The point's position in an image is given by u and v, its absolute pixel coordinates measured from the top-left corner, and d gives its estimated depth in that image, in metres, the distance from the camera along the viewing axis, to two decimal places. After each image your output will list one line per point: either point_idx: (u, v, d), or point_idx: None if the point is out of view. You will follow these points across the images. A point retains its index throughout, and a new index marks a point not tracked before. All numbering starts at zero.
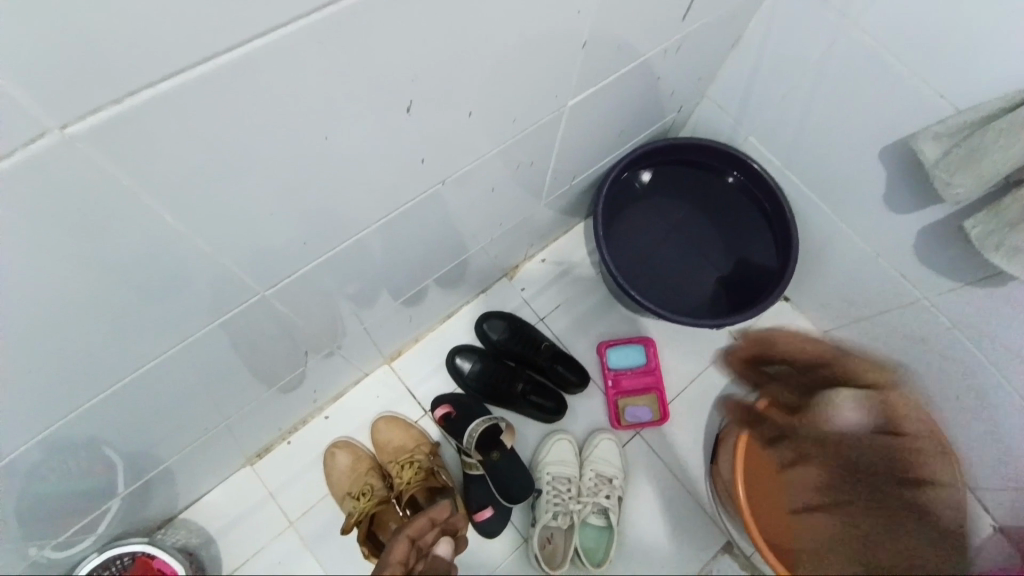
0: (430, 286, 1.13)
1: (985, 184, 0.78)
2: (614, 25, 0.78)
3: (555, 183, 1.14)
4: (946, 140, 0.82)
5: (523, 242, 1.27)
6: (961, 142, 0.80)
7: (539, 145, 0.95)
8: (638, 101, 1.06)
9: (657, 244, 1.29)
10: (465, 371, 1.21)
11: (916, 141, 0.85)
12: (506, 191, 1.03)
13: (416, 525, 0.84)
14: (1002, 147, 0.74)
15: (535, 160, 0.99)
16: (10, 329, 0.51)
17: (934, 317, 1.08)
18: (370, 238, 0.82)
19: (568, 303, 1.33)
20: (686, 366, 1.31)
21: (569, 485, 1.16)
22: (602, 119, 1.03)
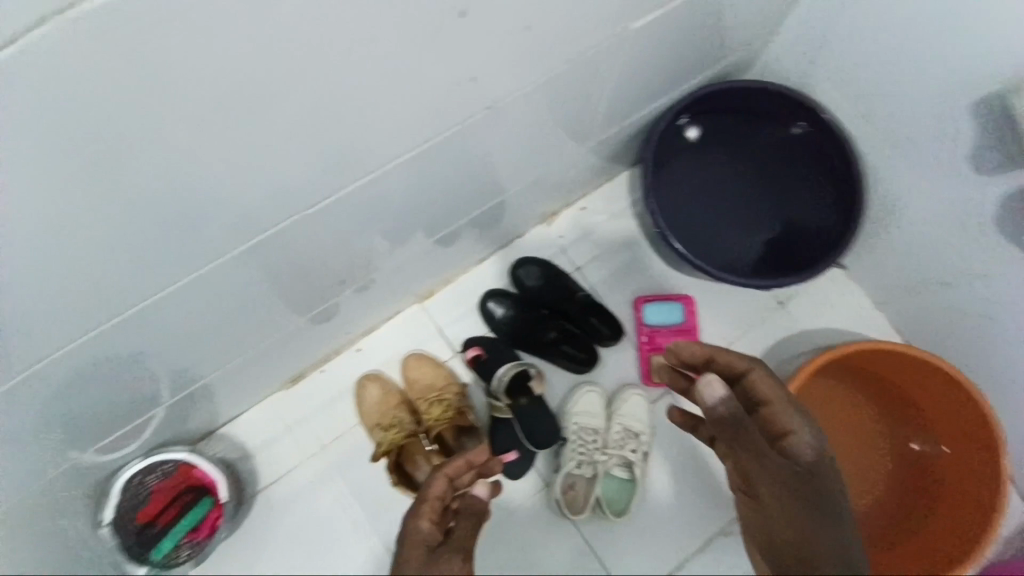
0: (466, 225, 1.10)
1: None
2: None
3: (604, 123, 1.07)
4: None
5: (564, 188, 1.22)
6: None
7: (591, 76, 0.89)
8: (703, 33, 0.96)
9: (707, 198, 1.21)
10: (498, 316, 1.19)
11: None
12: (553, 128, 0.98)
13: (455, 467, 0.80)
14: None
15: (585, 93, 0.93)
16: (50, 225, 0.50)
17: None
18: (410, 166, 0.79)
19: (607, 254, 1.28)
20: (725, 328, 1.26)
21: (596, 436, 1.16)
22: (662, 52, 0.95)
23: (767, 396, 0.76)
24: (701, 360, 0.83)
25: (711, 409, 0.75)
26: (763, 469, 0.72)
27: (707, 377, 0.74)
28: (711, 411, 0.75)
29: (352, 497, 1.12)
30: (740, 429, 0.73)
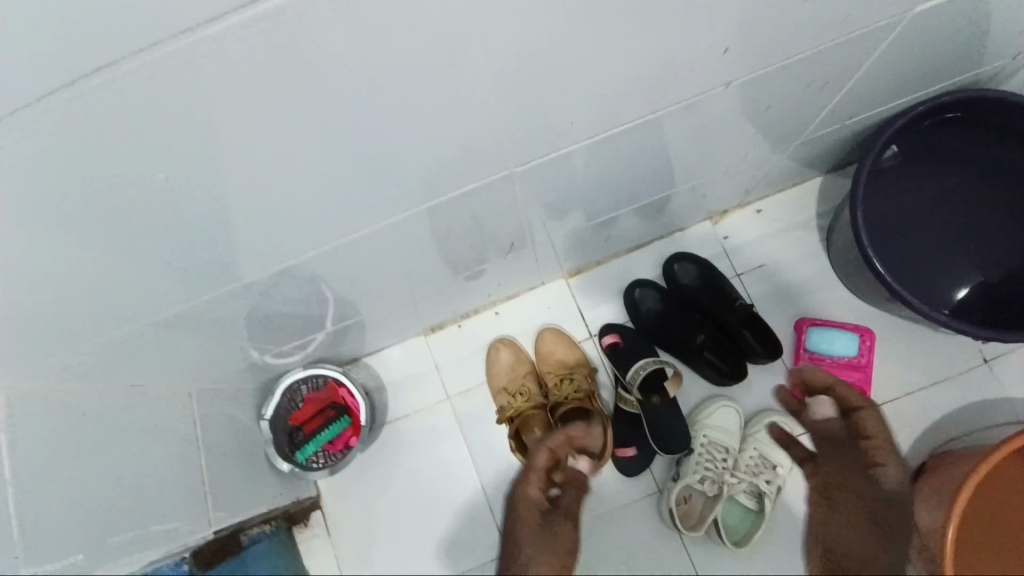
0: (633, 209, 1.04)
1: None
2: None
3: (816, 121, 0.94)
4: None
5: (744, 186, 1.11)
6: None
7: (823, 62, 0.78)
8: (978, 25, 0.80)
9: (913, 225, 1.03)
10: (643, 307, 1.14)
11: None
12: (759, 117, 0.88)
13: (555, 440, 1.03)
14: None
15: (808, 82, 0.82)
16: (294, 140, 0.53)
17: None
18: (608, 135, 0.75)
19: (775, 265, 1.16)
20: (904, 375, 1.08)
21: (726, 455, 1.07)
22: (917, 43, 0.80)
23: (870, 430, 1.03)
24: (820, 386, 1.06)
25: (819, 420, 1.08)
26: (848, 467, 1.04)
27: (819, 400, 1.07)
28: (814, 423, 1.08)
29: (467, 452, 1.15)
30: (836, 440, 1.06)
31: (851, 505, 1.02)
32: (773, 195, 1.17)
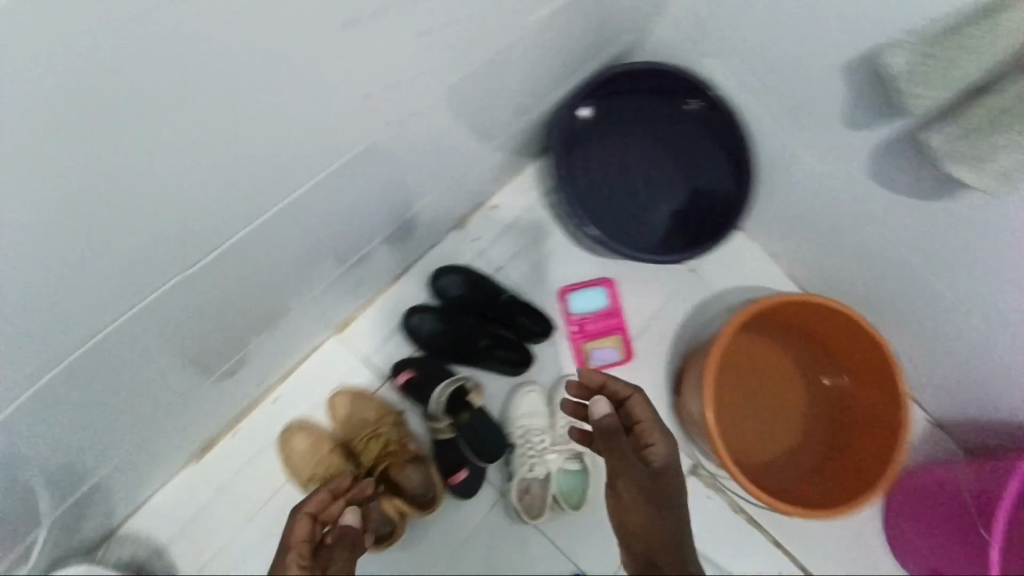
0: (372, 251, 1.03)
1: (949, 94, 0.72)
2: None
3: (499, 126, 1.03)
4: (914, 45, 0.75)
5: (471, 192, 1.17)
6: (927, 49, 0.72)
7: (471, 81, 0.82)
8: (579, 23, 0.93)
9: (620, 176, 1.23)
10: (424, 332, 1.15)
11: (887, 49, 0.78)
12: (442, 141, 0.92)
13: (317, 501, 0.73)
14: (983, 45, 0.67)
15: (466, 102, 0.88)
16: None
17: (888, 240, 1.05)
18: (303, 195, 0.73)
19: (526, 251, 1.26)
20: (648, 305, 1.28)
21: (542, 435, 1.16)
22: (540, 47, 0.90)
23: (640, 416, 0.84)
24: (597, 384, 0.87)
25: (598, 420, 0.83)
26: (621, 455, 0.85)
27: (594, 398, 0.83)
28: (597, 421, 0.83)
29: None
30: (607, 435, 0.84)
31: (631, 489, 0.88)
32: (503, 188, 1.26)
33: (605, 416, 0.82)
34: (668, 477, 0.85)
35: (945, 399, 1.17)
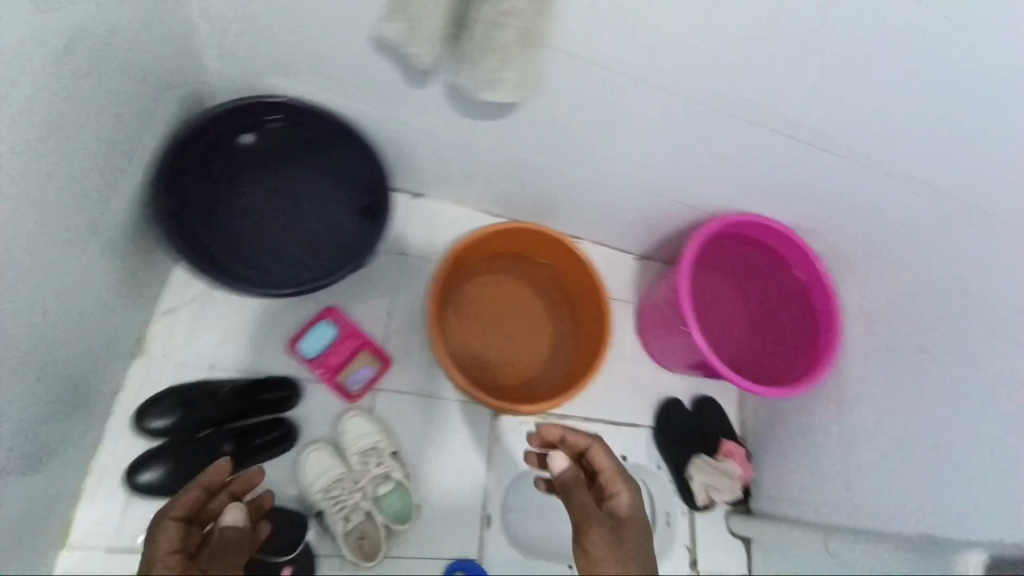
0: (29, 444, 0.89)
1: (438, 45, 0.87)
2: None
3: (92, 244, 0.93)
4: (390, 15, 0.88)
5: (123, 314, 1.06)
6: (402, 17, 0.86)
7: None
8: (99, 114, 0.87)
9: (290, 213, 1.19)
10: (156, 480, 1.04)
11: (382, 26, 0.91)
12: (19, 301, 0.81)
13: (192, 498, 0.87)
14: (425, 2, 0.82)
15: (16, 252, 0.78)
16: None
17: (506, 150, 1.23)
18: None
19: (230, 332, 1.18)
20: (378, 306, 1.31)
21: (341, 483, 1.13)
22: (68, 158, 0.83)
23: (605, 467, 0.95)
24: (556, 439, 1.00)
25: (561, 474, 0.92)
26: (610, 548, 0.85)
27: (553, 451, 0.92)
28: (563, 476, 0.92)
29: None
30: (562, 485, 0.92)
31: (596, 547, 0.85)
32: (165, 290, 1.17)
33: (567, 469, 0.91)
34: (640, 536, 0.87)
35: (613, 227, 1.50)
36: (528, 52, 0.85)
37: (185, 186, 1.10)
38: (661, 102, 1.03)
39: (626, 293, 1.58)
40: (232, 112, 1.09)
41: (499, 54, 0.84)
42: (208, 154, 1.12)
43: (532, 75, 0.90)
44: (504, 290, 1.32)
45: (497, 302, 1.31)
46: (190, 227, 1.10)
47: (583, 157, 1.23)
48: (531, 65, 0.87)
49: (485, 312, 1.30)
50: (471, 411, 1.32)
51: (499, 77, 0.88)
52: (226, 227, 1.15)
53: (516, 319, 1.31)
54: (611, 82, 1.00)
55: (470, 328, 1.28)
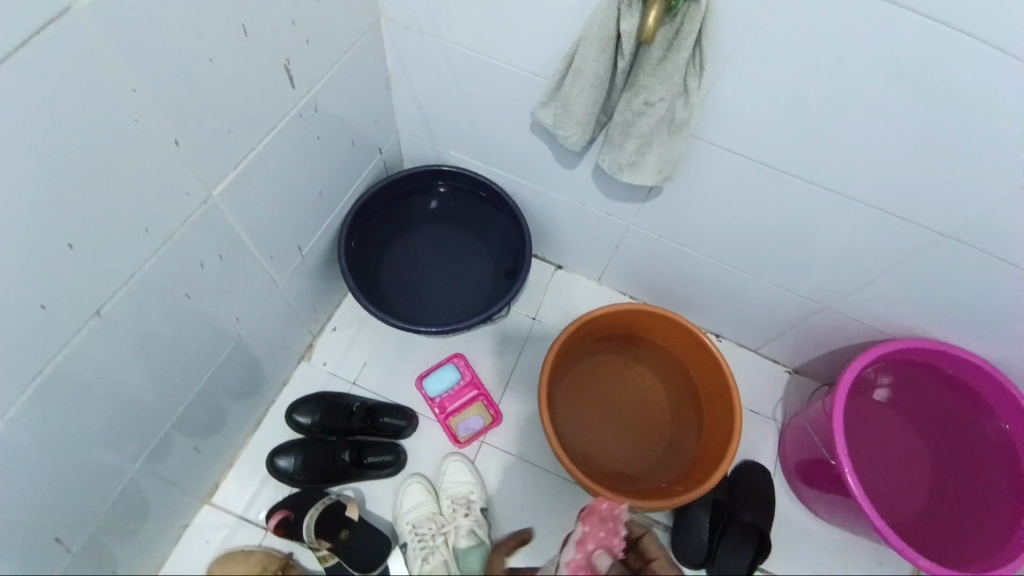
0: (218, 410, 1.10)
1: (586, 126, 0.91)
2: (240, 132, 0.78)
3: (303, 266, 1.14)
4: (548, 100, 0.94)
5: (303, 325, 1.27)
6: (556, 100, 0.92)
7: (229, 232, 0.86)
8: (334, 168, 1.08)
9: (426, 268, 1.32)
10: (288, 468, 1.17)
11: (535, 110, 0.97)
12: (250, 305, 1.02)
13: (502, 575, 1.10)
14: (577, 91, 0.86)
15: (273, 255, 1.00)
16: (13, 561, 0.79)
17: (645, 235, 1.25)
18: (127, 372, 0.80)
19: (374, 355, 1.36)
20: (501, 364, 1.38)
21: (431, 523, 1.14)
22: (311, 206, 1.05)
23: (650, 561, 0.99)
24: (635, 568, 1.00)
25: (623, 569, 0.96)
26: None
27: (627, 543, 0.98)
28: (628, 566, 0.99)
29: None
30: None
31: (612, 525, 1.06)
32: (335, 310, 1.38)
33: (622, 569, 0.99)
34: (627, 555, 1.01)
35: (760, 331, 1.37)
36: (671, 140, 0.87)
37: (363, 235, 1.26)
38: (815, 195, 0.96)
39: (765, 407, 1.39)
40: (410, 179, 1.28)
41: (642, 141, 0.89)
42: (388, 211, 1.30)
43: (673, 161, 0.91)
44: (635, 365, 1.25)
45: (615, 382, 1.25)
46: (394, 204, 1.30)
47: (723, 249, 1.18)
48: (673, 152, 0.89)
49: (606, 366, 1.25)
50: (571, 491, 1.26)
51: (639, 160, 0.92)
52: (388, 270, 1.30)
53: (626, 394, 1.24)
54: (768, 179, 0.98)
55: (587, 367, 1.25)
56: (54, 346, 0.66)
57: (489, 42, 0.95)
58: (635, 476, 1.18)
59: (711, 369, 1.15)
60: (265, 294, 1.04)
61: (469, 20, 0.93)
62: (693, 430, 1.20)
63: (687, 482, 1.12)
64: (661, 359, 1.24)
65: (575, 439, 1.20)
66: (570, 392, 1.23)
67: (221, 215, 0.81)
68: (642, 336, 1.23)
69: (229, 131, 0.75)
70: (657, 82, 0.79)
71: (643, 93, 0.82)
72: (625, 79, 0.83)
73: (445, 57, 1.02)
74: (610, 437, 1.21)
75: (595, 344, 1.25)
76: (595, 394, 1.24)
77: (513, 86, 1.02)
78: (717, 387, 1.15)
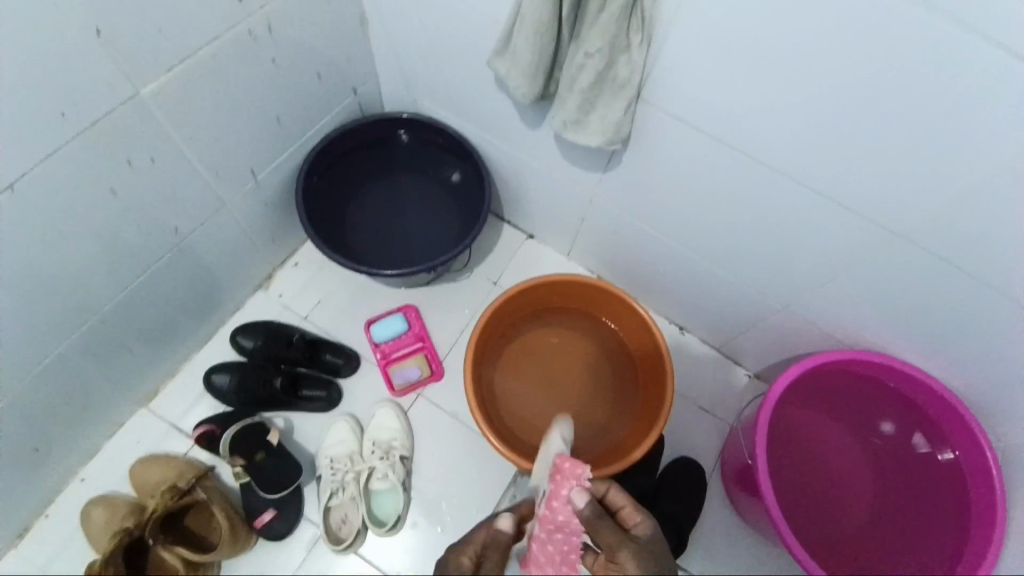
0: (163, 320, 1.14)
1: (532, 77, 0.89)
2: (174, 35, 0.79)
3: (259, 193, 1.16)
4: (500, 49, 0.91)
5: (262, 254, 1.30)
6: (508, 49, 0.90)
7: (166, 138, 0.89)
8: (296, 98, 1.09)
9: (387, 216, 1.32)
10: (223, 387, 1.20)
11: (491, 60, 0.94)
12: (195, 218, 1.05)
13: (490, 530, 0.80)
14: (523, 38, 0.84)
15: (219, 172, 1.02)
16: None
17: (609, 210, 1.20)
18: (48, 255, 0.84)
19: (329, 295, 1.37)
20: (452, 322, 1.37)
21: (347, 460, 1.17)
22: (266, 130, 1.06)
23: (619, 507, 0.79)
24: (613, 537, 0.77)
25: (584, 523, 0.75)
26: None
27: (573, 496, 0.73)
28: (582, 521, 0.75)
29: None
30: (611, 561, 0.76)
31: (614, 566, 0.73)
32: (299, 247, 1.40)
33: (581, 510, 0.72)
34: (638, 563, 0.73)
35: (722, 328, 1.30)
36: (615, 99, 0.86)
37: (324, 176, 1.26)
38: (770, 180, 0.90)
39: (716, 408, 1.34)
40: (372, 124, 1.26)
41: (586, 96, 0.86)
42: (350, 155, 1.29)
43: (617, 123, 0.88)
44: (577, 341, 1.26)
45: (555, 356, 1.25)
46: (357, 148, 1.29)
47: (685, 233, 1.13)
48: (617, 112, 0.87)
49: (548, 338, 1.26)
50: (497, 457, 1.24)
51: (584, 118, 0.89)
52: (349, 214, 1.30)
53: (564, 368, 1.24)
54: (725, 157, 0.91)
55: (528, 338, 1.25)
56: None
57: None
58: (562, 449, 1.18)
59: (649, 347, 1.16)
60: (212, 210, 1.07)
61: None
62: (627, 410, 1.20)
63: (611, 458, 1.12)
64: (602, 338, 1.25)
65: (506, 406, 1.20)
66: (509, 360, 1.24)
67: (153, 116, 0.84)
68: (587, 312, 1.24)
69: (158, 32, 0.77)
70: (595, 32, 0.76)
71: (583, 43, 0.79)
72: (568, 27, 0.81)
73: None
74: (542, 409, 1.21)
75: (538, 316, 1.26)
76: (534, 366, 1.24)
77: (476, 30, 0.99)
78: (655, 366, 1.15)
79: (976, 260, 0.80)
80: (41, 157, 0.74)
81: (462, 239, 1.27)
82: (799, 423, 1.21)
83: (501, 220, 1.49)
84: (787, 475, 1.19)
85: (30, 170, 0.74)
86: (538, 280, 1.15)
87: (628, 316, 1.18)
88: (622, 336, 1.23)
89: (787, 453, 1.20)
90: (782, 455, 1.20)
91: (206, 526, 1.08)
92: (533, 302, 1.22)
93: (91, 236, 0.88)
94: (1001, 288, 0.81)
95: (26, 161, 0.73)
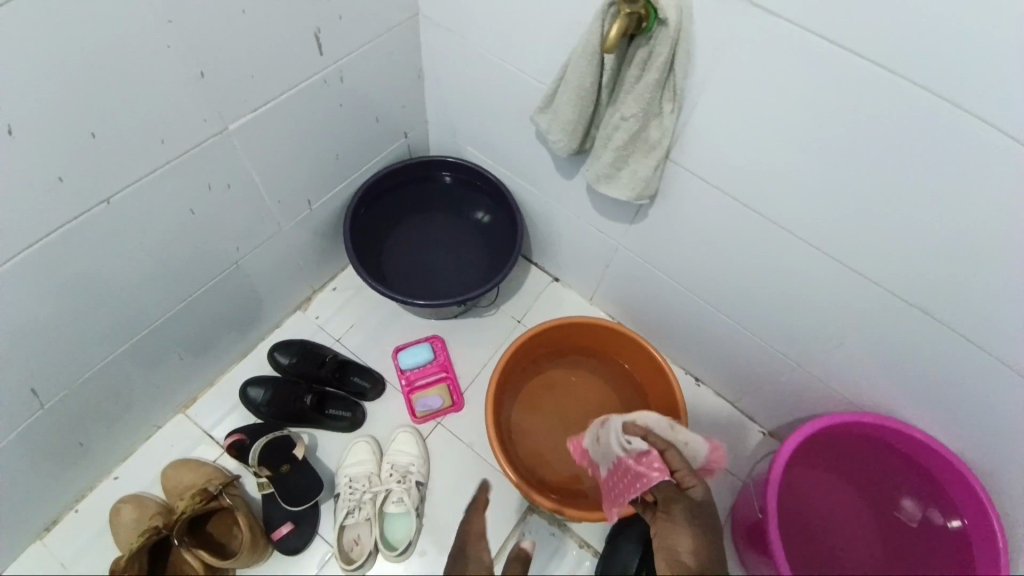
0: (212, 333, 1.23)
1: (571, 133, 0.98)
2: (263, 82, 0.91)
3: (311, 221, 1.26)
4: (544, 108, 1.01)
5: (305, 277, 1.39)
6: (551, 108, 0.99)
7: (241, 169, 0.99)
8: (355, 140, 1.20)
9: (424, 250, 1.41)
10: (257, 399, 1.26)
11: (534, 116, 1.04)
12: (255, 241, 1.15)
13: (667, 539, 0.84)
14: (566, 100, 0.94)
15: (281, 199, 1.13)
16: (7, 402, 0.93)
17: (635, 259, 1.27)
18: (129, 265, 0.94)
19: (362, 320, 1.45)
20: (476, 355, 1.42)
21: (365, 480, 1.21)
22: (324, 166, 1.17)
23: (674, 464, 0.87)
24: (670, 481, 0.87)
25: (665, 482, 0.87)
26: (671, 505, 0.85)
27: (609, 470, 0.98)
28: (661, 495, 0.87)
29: None
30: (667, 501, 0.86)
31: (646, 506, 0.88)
32: (338, 273, 1.49)
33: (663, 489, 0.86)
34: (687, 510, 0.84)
35: (739, 383, 1.33)
36: (644, 159, 0.94)
37: (369, 209, 1.36)
38: (788, 244, 0.96)
39: (728, 462, 1.35)
40: (418, 166, 1.37)
41: (618, 154, 0.94)
42: (395, 192, 1.39)
43: (645, 180, 0.96)
44: (595, 384, 1.30)
45: (572, 396, 1.29)
46: (402, 186, 1.40)
47: (707, 286, 1.17)
48: (647, 171, 0.95)
49: (566, 378, 1.30)
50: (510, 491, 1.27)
51: (615, 174, 0.98)
52: (389, 247, 1.39)
53: (580, 407, 1.28)
54: (748, 218, 0.97)
55: (547, 376, 1.30)
56: (68, 215, 0.80)
57: (504, 46, 1.04)
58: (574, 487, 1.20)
59: (665, 393, 1.20)
60: (270, 234, 1.17)
61: (489, 24, 1.03)
62: None
63: None
64: (620, 381, 1.29)
65: (521, 441, 1.24)
66: (527, 396, 1.28)
67: (234, 148, 0.95)
68: (606, 356, 1.29)
69: (250, 77, 0.89)
70: (632, 99, 0.86)
71: (620, 108, 0.88)
72: (608, 93, 0.91)
73: (472, 57, 1.12)
74: (556, 446, 1.24)
75: (558, 356, 1.31)
76: (550, 401, 1.29)
77: (522, 90, 1.09)
78: (671, 411, 1.18)
79: (987, 331, 0.83)
80: (139, 178, 0.85)
81: (492, 276, 1.35)
82: (809, 482, 1.21)
83: (530, 262, 1.56)
84: (796, 535, 1.19)
85: (126, 188, 0.84)
86: (560, 321, 1.21)
87: (647, 362, 1.22)
88: (639, 381, 1.26)
89: (797, 512, 1.20)
90: (790, 512, 1.20)
91: (227, 529, 1.13)
92: (554, 342, 1.27)
93: (168, 250, 0.98)
94: (1013, 360, 0.83)
95: (129, 179, 0.84)
